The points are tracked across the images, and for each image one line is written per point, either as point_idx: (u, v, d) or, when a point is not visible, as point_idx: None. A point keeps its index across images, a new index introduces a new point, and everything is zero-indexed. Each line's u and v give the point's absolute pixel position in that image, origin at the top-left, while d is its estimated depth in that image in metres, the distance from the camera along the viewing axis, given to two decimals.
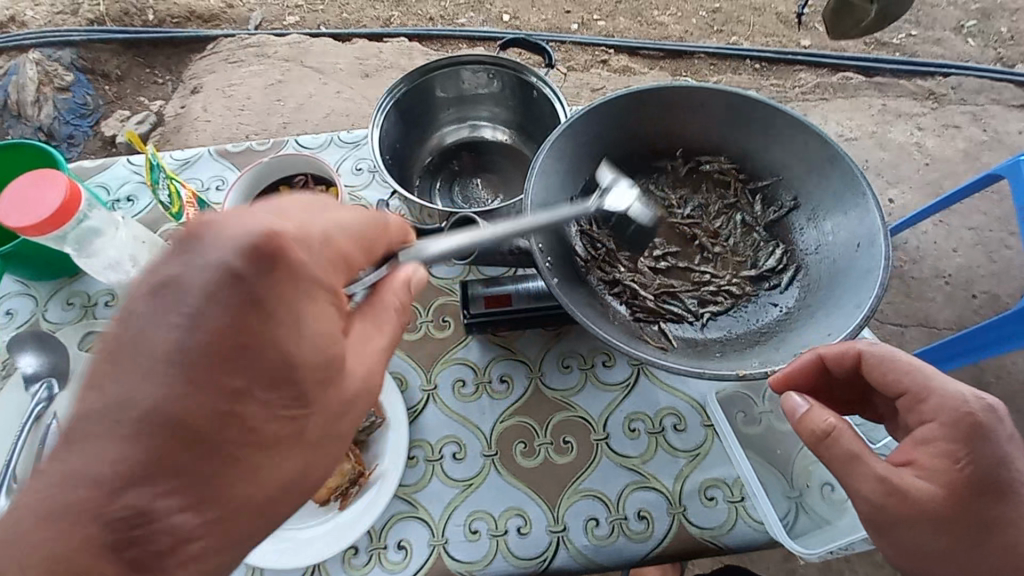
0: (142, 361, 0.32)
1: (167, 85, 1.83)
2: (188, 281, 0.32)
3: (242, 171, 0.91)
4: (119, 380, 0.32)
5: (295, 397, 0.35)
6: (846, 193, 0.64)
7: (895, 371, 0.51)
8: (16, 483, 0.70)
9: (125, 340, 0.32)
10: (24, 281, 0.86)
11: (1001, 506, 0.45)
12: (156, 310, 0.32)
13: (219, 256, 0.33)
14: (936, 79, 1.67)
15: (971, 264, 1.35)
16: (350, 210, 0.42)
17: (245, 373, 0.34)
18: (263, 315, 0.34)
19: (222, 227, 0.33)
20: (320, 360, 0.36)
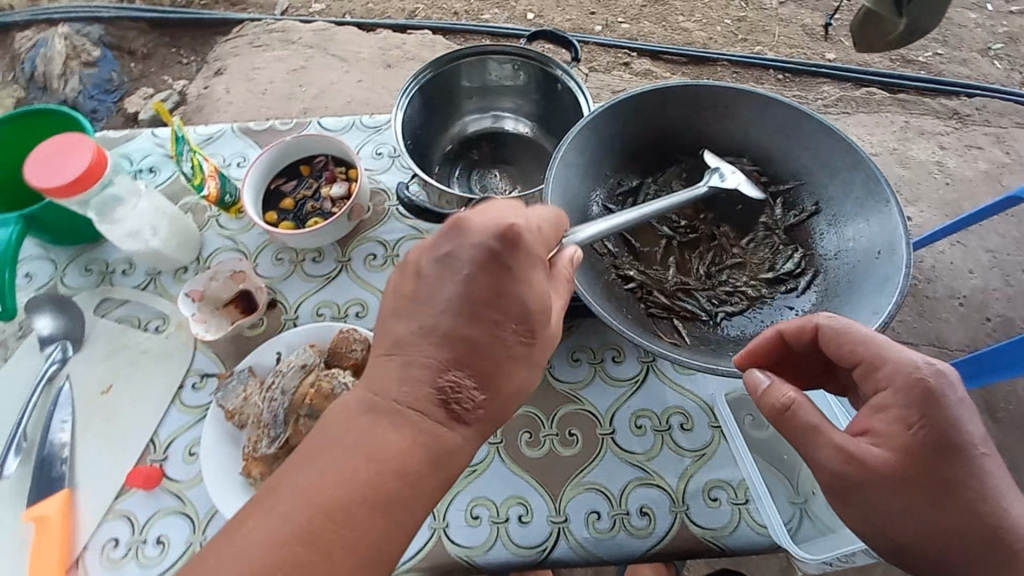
0: (432, 303, 0.44)
1: (191, 66, 1.85)
2: (456, 249, 0.44)
3: (263, 148, 0.92)
4: (414, 319, 0.44)
5: (527, 335, 0.44)
6: (868, 200, 0.63)
7: (851, 342, 0.50)
8: (25, 441, 0.72)
9: (418, 291, 0.45)
10: (44, 245, 0.87)
11: (956, 466, 0.44)
12: (436, 270, 0.44)
13: (479, 231, 0.44)
14: (961, 99, 1.65)
15: (986, 286, 1.34)
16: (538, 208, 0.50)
17: (500, 308, 0.43)
18: (505, 271, 0.43)
19: (478, 216, 0.45)
20: (539, 309, 0.44)
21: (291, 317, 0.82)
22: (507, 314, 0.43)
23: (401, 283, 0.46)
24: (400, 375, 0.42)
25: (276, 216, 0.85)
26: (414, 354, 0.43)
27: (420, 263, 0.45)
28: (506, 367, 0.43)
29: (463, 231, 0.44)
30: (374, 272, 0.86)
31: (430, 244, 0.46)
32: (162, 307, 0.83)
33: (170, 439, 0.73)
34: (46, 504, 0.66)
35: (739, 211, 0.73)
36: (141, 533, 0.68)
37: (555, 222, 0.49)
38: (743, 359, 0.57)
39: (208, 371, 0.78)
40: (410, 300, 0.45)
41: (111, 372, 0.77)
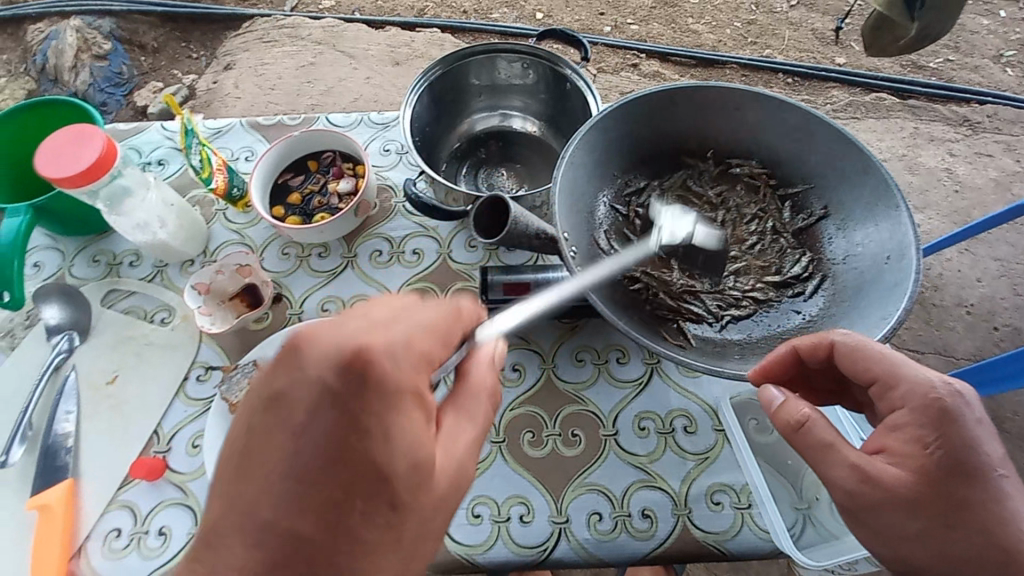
0: (262, 470, 0.36)
1: (201, 61, 1.86)
2: (289, 400, 0.36)
3: (272, 143, 0.92)
4: (238, 490, 0.36)
5: (389, 503, 0.37)
6: (878, 205, 0.63)
7: (867, 360, 0.50)
8: (31, 430, 0.72)
9: (250, 451, 0.36)
10: (53, 235, 0.88)
11: (970, 487, 0.44)
12: (269, 431, 0.36)
13: (315, 371, 0.36)
14: (972, 106, 1.64)
15: (994, 295, 1.33)
16: (424, 308, 0.42)
17: (345, 483, 0.36)
18: (356, 425, 0.35)
19: (317, 347, 0.36)
20: (407, 468, 0.37)
21: (296, 311, 0.82)
22: (359, 481, 0.36)
23: (233, 434, 0.38)
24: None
25: (283, 211, 0.86)
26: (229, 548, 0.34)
27: (251, 410, 0.37)
28: (362, 546, 0.36)
29: (298, 368, 0.36)
30: (379, 268, 0.86)
31: (263, 381, 0.37)
32: (167, 299, 0.83)
33: (174, 430, 0.73)
34: (50, 493, 0.66)
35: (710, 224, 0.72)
36: (143, 523, 0.68)
37: (434, 332, 0.41)
38: (756, 374, 0.56)
39: (213, 364, 0.78)
40: (238, 463, 0.36)
41: (116, 363, 0.78)
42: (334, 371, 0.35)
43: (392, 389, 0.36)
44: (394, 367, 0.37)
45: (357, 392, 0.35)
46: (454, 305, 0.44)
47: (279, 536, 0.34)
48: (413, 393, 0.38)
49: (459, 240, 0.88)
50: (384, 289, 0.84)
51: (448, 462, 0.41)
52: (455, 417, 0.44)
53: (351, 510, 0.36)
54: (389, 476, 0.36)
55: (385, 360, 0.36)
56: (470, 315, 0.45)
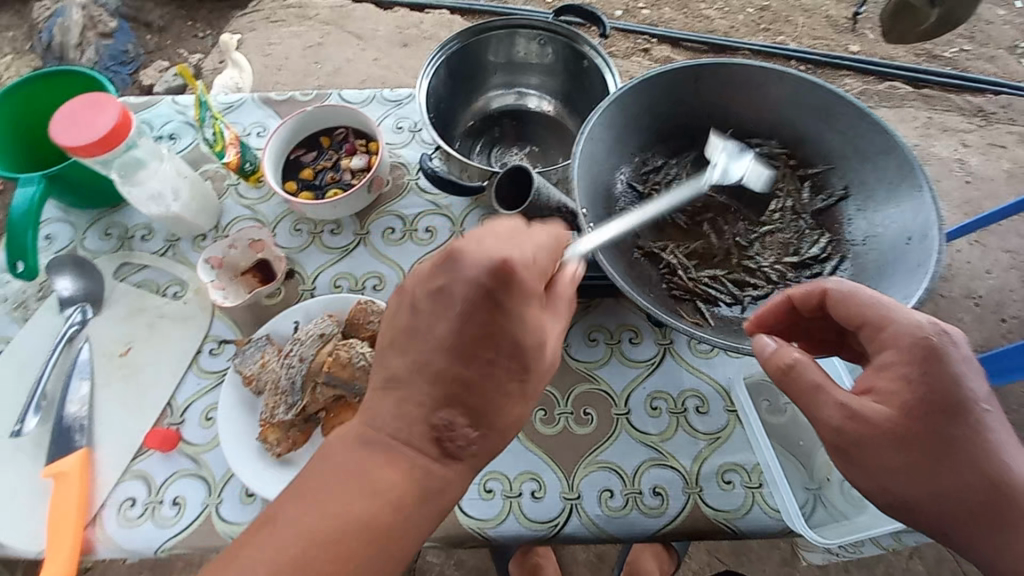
0: (423, 342, 0.42)
1: (207, 40, 1.83)
2: (449, 290, 0.41)
3: (284, 118, 0.91)
4: (405, 354, 0.43)
5: (523, 373, 0.42)
6: (900, 186, 0.62)
7: (857, 304, 0.49)
8: (45, 400, 0.72)
9: (411, 327, 0.43)
10: (65, 207, 0.87)
11: (958, 423, 0.44)
12: (431, 311, 0.42)
13: (471, 273, 0.41)
14: (986, 96, 1.62)
15: (1004, 287, 1.32)
16: (534, 232, 0.46)
17: (493, 352, 0.41)
18: (499, 313, 0.41)
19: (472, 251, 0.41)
20: (536, 345, 0.42)
21: (309, 287, 0.82)
22: (500, 355, 0.42)
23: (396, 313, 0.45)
24: (393, 415, 0.42)
25: (295, 186, 0.85)
26: (400, 395, 0.42)
27: (412, 296, 0.44)
28: (498, 401, 0.42)
29: (457, 267, 0.41)
30: (392, 245, 0.85)
31: (422, 277, 0.43)
32: (179, 273, 0.83)
33: (188, 402, 0.74)
34: (65, 462, 0.66)
35: (757, 166, 0.72)
36: (157, 493, 0.68)
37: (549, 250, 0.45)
38: (752, 325, 0.57)
39: (226, 338, 0.78)
40: (404, 336, 0.43)
41: (128, 335, 0.78)
42: (484, 274, 0.40)
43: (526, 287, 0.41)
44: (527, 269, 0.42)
45: (502, 290, 0.40)
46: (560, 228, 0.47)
47: (438, 392, 0.41)
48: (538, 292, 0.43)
49: (471, 218, 0.87)
50: (396, 266, 0.84)
51: (557, 344, 0.45)
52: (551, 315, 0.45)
53: (491, 375, 0.42)
54: (524, 353, 0.42)
55: (522, 271, 0.41)
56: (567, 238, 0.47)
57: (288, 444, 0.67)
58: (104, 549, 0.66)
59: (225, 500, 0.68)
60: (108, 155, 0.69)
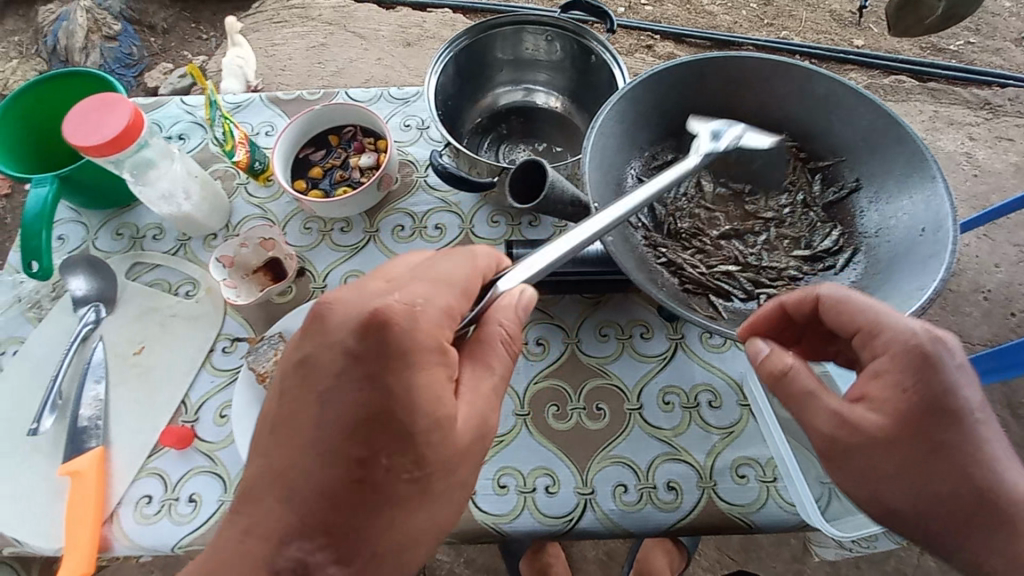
0: (296, 426, 0.40)
1: (211, 41, 1.84)
2: (315, 369, 0.40)
3: (292, 118, 0.91)
4: (278, 442, 0.40)
5: (414, 459, 0.39)
6: (912, 176, 0.62)
7: (849, 310, 0.48)
8: (61, 399, 0.72)
9: (286, 408, 0.41)
10: (76, 208, 0.88)
11: (948, 430, 0.44)
12: (298, 396, 0.40)
13: (337, 343, 0.39)
14: (993, 89, 1.61)
15: (1013, 281, 1.31)
16: (444, 261, 0.45)
17: (368, 439, 0.38)
18: (375, 385, 0.38)
19: (339, 317, 0.40)
20: (428, 422, 0.39)
21: (320, 285, 0.82)
22: (382, 437, 0.38)
23: (272, 395, 0.42)
24: (249, 530, 0.38)
25: (304, 185, 0.85)
26: (268, 496, 0.39)
27: (284, 373, 0.41)
28: (382, 504, 0.39)
29: (325, 332, 0.40)
30: (402, 243, 0.85)
31: (292, 347, 0.42)
32: (191, 272, 0.84)
33: (202, 400, 0.74)
34: (81, 460, 0.67)
35: (758, 165, 0.73)
36: (174, 491, 0.69)
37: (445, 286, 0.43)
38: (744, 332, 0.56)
39: (238, 335, 0.78)
40: (276, 421, 0.41)
41: (140, 334, 0.78)
42: (353, 337, 0.38)
43: (406, 351, 0.38)
44: (404, 335, 0.39)
45: (373, 356, 0.38)
46: (477, 255, 0.47)
47: (308, 490, 0.38)
48: (434, 350, 0.40)
49: (480, 215, 0.87)
50: None
51: (464, 421, 0.42)
52: (472, 369, 0.45)
53: (372, 463, 0.39)
54: (411, 434, 0.39)
55: (395, 334, 0.38)
56: (486, 262, 0.47)
57: None
58: (122, 547, 0.66)
59: None
60: (120, 156, 0.69)
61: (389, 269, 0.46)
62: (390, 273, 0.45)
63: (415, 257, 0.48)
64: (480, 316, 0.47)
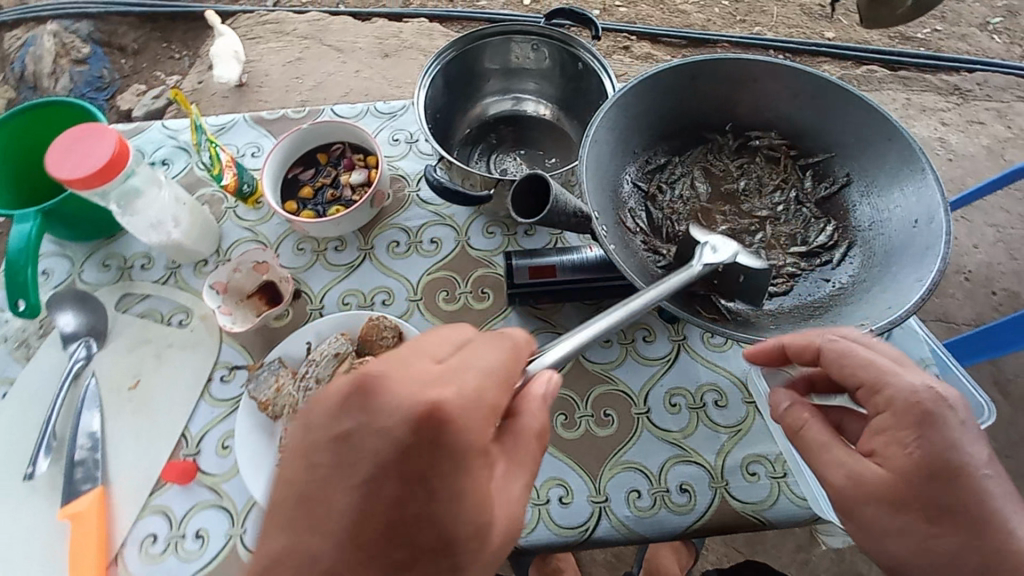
0: (320, 515, 0.34)
1: (183, 61, 1.78)
2: (357, 448, 0.34)
3: (279, 137, 0.90)
4: (296, 526, 0.34)
5: (452, 566, 0.35)
6: (903, 170, 0.63)
7: (852, 365, 0.49)
8: (56, 440, 0.70)
9: (311, 491, 0.34)
10: (60, 241, 0.86)
11: (949, 487, 0.45)
12: (334, 480, 0.34)
13: (387, 424, 0.34)
14: (961, 74, 1.65)
15: (992, 261, 1.34)
16: (485, 346, 0.40)
17: (407, 542, 0.34)
18: (423, 481, 0.34)
19: (392, 390, 0.34)
20: (470, 529, 0.35)
21: (317, 307, 0.81)
22: (421, 539, 0.34)
23: (290, 462, 0.36)
24: None
25: (295, 206, 0.84)
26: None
27: (311, 448, 0.35)
28: None
29: (376, 414, 0.34)
30: (398, 259, 0.85)
31: (324, 418, 0.35)
32: (183, 300, 0.82)
33: (202, 432, 0.72)
34: (80, 502, 0.65)
35: (742, 281, 0.62)
36: (179, 526, 0.67)
37: (495, 378, 0.38)
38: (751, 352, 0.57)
39: (236, 363, 0.77)
40: (297, 503, 0.34)
41: (135, 367, 0.76)
42: (405, 428, 0.33)
43: (461, 449, 0.34)
44: (467, 424, 0.35)
45: (424, 453, 0.33)
46: (517, 343, 0.41)
47: None
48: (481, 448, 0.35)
49: (475, 226, 0.87)
50: (404, 279, 0.83)
51: (506, 521, 0.38)
52: (505, 467, 0.39)
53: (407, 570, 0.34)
54: (449, 540, 0.34)
55: (456, 419, 0.34)
56: (526, 351, 0.42)
57: None
58: None
59: (249, 529, 0.67)
60: (107, 187, 0.67)
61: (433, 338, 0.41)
62: (430, 345, 0.40)
63: (453, 328, 0.42)
64: (512, 404, 0.41)
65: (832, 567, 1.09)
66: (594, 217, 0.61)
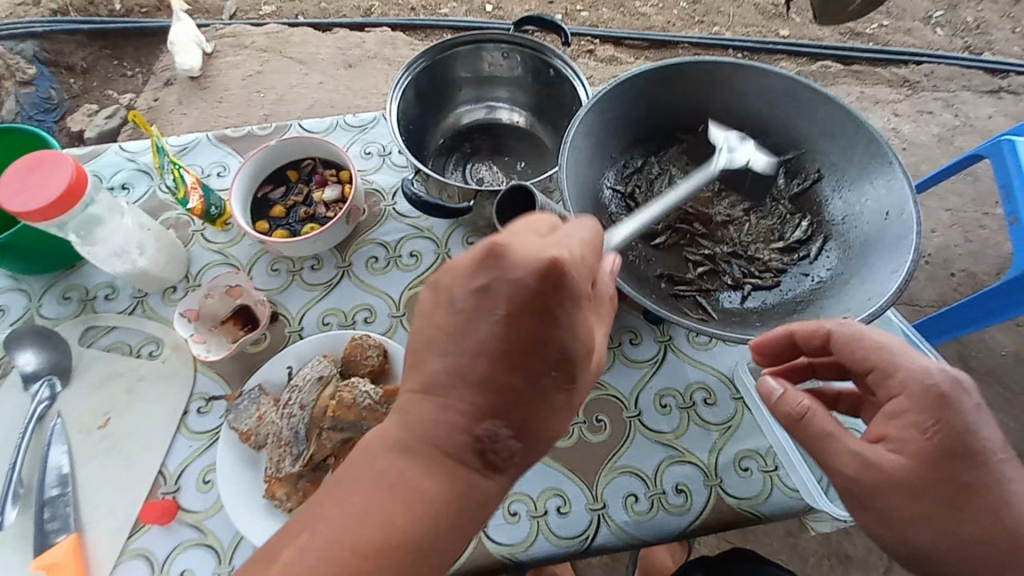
0: (467, 346, 0.38)
1: (136, 78, 1.73)
2: (491, 291, 0.37)
3: (246, 156, 0.87)
4: (446, 352, 0.39)
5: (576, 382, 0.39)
6: (871, 164, 0.65)
7: (864, 347, 0.51)
8: (23, 487, 0.66)
9: (451, 326, 0.38)
10: (15, 275, 0.81)
11: (970, 472, 0.46)
12: (472, 314, 0.38)
13: (517, 275, 0.36)
14: (910, 66, 1.71)
15: (949, 244, 1.40)
16: (575, 226, 0.41)
17: (539, 359, 0.37)
18: (546, 319, 0.37)
19: (518, 250, 0.37)
20: (587, 353, 0.39)
21: (296, 329, 0.79)
22: (552, 363, 0.38)
23: (431, 307, 0.40)
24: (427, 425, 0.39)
25: (267, 225, 0.81)
26: (447, 399, 0.38)
27: (453, 295, 0.38)
28: (545, 414, 0.39)
29: (505, 267, 0.36)
30: (377, 275, 0.83)
31: (461, 274, 0.38)
32: (153, 330, 0.78)
33: (180, 468, 0.69)
34: (54, 552, 0.61)
35: (749, 181, 0.74)
36: (162, 570, 0.64)
37: (589, 250, 0.40)
38: (756, 345, 0.59)
39: (213, 394, 0.74)
40: (445, 336, 0.39)
41: (104, 405, 0.72)
42: (533, 278, 0.36)
43: (579, 294, 0.37)
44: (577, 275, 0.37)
45: (551, 292, 0.36)
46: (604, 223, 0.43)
47: (484, 395, 0.38)
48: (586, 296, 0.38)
49: (455, 237, 0.86)
50: (385, 295, 0.81)
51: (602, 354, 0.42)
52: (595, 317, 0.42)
53: (542, 386, 0.38)
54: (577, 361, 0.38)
55: (574, 270, 0.36)
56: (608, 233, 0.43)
57: (298, 497, 0.63)
58: None
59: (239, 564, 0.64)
60: (66, 217, 0.64)
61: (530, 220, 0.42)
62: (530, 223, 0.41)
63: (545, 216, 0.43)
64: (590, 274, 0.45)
65: (821, 551, 1.11)
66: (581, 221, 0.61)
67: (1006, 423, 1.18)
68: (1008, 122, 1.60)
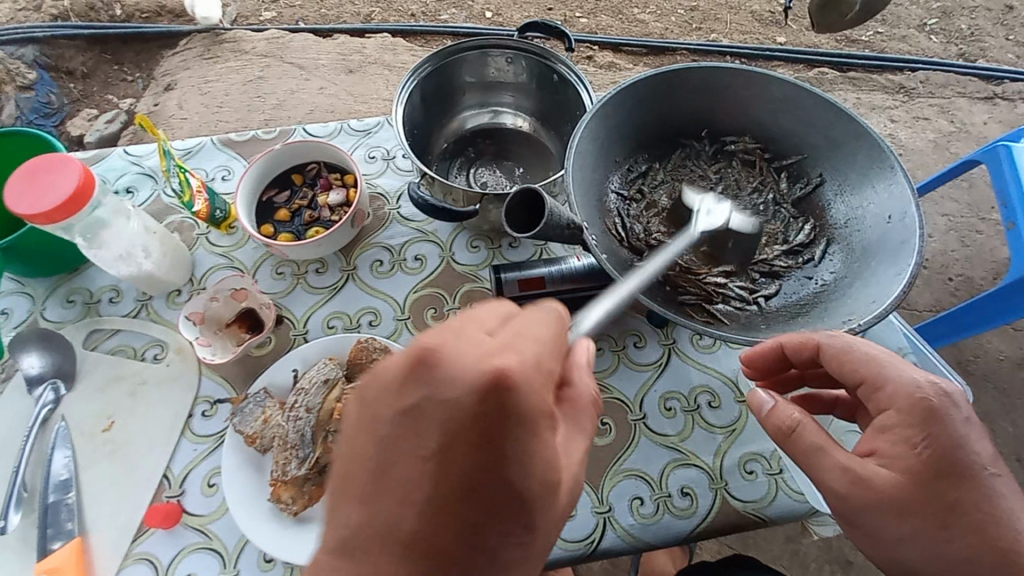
0: (400, 483, 0.34)
1: (136, 83, 1.73)
2: (427, 415, 0.33)
3: (252, 159, 0.87)
4: (374, 492, 0.34)
5: (525, 524, 0.35)
6: (873, 168, 0.66)
7: (852, 361, 0.52)
8: (26, 491, 0.66)
9: (385, 461, 0.34)
10: (19, 278, 0.81)
11: (960, 488, 0.46)
12: (408, 451, 0.34)
13: (455, 394, 0.33)
14: (905, 73, 1.73)
15: (946, 249, 1.41)
16: (530, 320, 0.38)
17: (487, 499, 0.34)
18: (493, 451, 0.33)
19: (454, 361, 0.33)
20: (540, 486, 0.34)
21: (301, 332, 0.79)
22: (497, 500, 0.34)
23: (359, 436, 0.35)
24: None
25: (272, 229, 0.81)
26: (371, 555, 0.34)
27: (380, 419, 0.35)
28: (494, 560, 0.35)
29: (436, 386, 0.33)
30: (382, 278, 0.83)
31: (387, 391, 0.34)
32: (158, 334, 0.78)
33: (185, 472, 0.69)
34: (55, 557, 0.61)
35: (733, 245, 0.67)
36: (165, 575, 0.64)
37: (549, 350, 0.36)
38: (749, 356, 0.61)
39: (218, 398, 0.74)
40: (370, 478, 0.34)
41: (108, 407, 0.72)
42: (470, 397, 0.32)
43: (527, 418, 0.33)
44: (532, 393, 0.33)
45: (498, 418, 0.33)
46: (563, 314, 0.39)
47: (424, 542, 0.33)
48: (545, 413, 0.34)
49: (460, 241, 0.86)
50: (390, 299, 0.81)
51: (573, 473, 0.38)
52: (566, 430, 0.39)
53: (489, 525, 0.34)
54: (526, 495, 0.34)
55: (520, 383, 0.33)
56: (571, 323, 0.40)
57: (304, 500, 0.63)
58: None
59: (244, 569, 0.64)
60: (73, 219, 0.64)
61: (478, 314, 0.38)
62: (479, 316, 0.38)
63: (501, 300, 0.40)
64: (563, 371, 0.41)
65: (821, 555, 1.11)
66: (588, 234, 0.61)
67: (1004, 429, 1.18)
68: (1003, 129, 1.62)
